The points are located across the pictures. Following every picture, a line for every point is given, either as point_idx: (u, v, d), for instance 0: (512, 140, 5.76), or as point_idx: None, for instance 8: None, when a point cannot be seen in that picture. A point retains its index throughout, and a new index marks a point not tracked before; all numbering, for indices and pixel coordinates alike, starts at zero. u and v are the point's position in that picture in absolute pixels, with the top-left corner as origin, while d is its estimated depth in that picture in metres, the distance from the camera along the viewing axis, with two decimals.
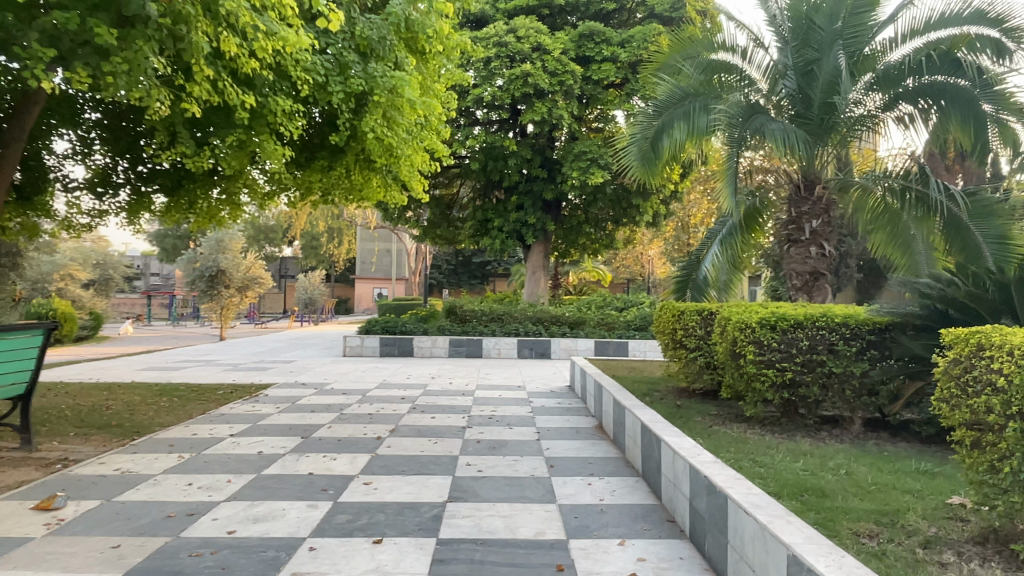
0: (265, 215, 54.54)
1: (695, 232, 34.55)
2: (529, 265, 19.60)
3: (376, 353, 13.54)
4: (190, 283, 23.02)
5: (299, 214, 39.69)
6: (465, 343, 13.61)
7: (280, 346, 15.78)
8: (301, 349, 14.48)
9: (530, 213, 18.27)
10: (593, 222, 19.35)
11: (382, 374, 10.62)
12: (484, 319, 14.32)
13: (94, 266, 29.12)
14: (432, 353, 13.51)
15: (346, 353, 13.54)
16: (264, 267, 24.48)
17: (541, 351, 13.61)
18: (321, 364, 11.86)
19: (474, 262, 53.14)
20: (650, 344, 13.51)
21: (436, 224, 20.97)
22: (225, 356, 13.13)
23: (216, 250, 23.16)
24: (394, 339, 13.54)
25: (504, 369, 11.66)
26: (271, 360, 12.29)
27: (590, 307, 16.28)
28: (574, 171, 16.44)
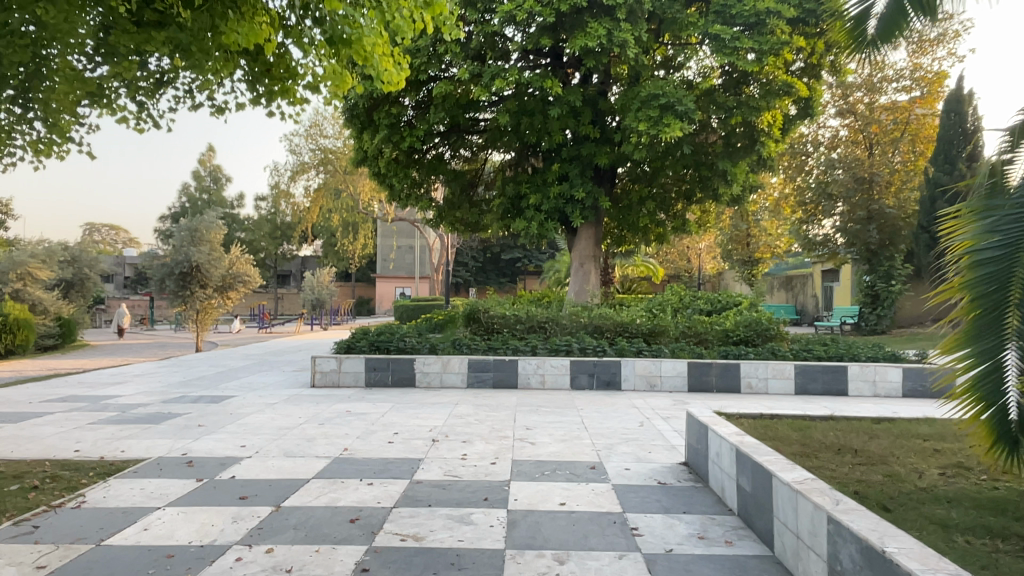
0: (279, 211, 50.84)
1: (756, 220, 30.02)
2: (575, 256, 14.99)
3: (359, 383, 9.00)
4: (159, 282, 18.90)
5: (311, 206, 35.87)
6: (490, 368, 8.97)
7: (238, 367, 11.39)
8: (260, 375, 10.14)
9: (577, 186, 13.84)
10: (658, 198, 14.78)
11: (348, 432, 6.15)
12: (520, 329, 10.19)
13: (67, 264, 25.11)
14: (443, 382, 8.96)
15: (314, 384, 9.03)
16: (251, 263, 20.35)
17: (609, 380, 8.89)
18: (263, 408, 7.45)
19: (503, 259, 49.20)
20: (774, 367, 8.78)
21: (455, 204, 16.50)
22: (136, 389, 8.84)
23: (188, 242, 19.01)
24: (386, 358, 8.99)
25: (554, 413, 7.16)
26: (192, 401, 7.94)
27: (664, 310, 11.70)
28: (638, 123, 12.00)
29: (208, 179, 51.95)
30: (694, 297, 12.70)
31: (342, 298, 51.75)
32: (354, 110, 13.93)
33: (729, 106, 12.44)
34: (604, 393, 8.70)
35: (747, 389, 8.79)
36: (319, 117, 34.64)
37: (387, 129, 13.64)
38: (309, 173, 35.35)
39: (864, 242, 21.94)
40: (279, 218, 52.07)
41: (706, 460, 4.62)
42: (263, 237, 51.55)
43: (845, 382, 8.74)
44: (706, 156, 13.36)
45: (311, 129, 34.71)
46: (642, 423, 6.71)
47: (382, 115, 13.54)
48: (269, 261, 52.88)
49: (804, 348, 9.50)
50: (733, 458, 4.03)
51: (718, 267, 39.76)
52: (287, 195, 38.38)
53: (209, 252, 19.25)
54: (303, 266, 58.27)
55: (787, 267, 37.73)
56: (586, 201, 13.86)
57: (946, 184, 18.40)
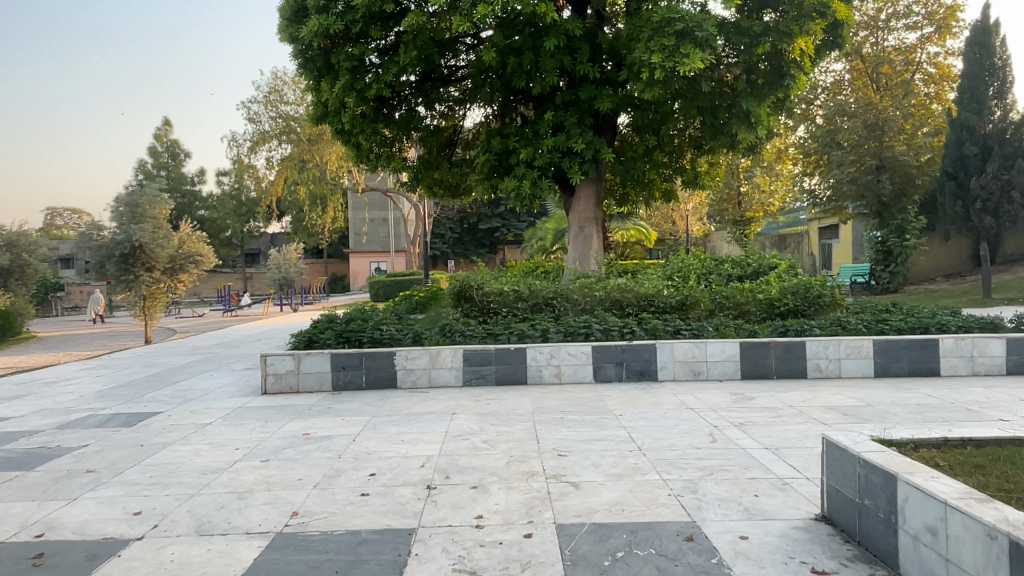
0: (243, 186, 48.09)
1: (749, 176, 28.23)
2: (574, 219, 13.01)
3: (324, 388, 7.04)
4: (97, 266, 16.65)
5: (275, 178, 33.36)
6: (491, 361, 7.05)
7: (179, 366, 9.34)
8: (200, 379, 8.12)
9: (575, 136, 11.89)
10: (666, 147, 12.89)
11: (300, 477, 4.21)
12: (521, 309, 8.37)
13: (4, 249, 21.99)
14: (433, 382, 7.05)
15: (265, 391, 7.02)
16: (205, 240, 18.20)
17: (642, 370, 7.04)
18: (189, 433, 5.47)
19: (480, 229, 47.37)
20: (847, 344, 7.01)
21: (432, 165, 14.38)
22: (32, 404, 6.79)
23: (128, 220, 16.71)
24: (358, 354, 7.02)
25: (586, 423, 5.28)
26: (98, 423, 5.93)
27: (688, 277, 9.88)
28: (650, 54, 10.09)
29: (166, 155, 48.92)
30: (718, 260, 10.93)
31: (314, 275, 49.40)
32: (308, 54, 11.64)
33: (757, 32, 10.58)
34: (637, 387, 6.85)
35: (815, 374, 7.03)
36: (278, 82, 31.98)
37: (349, 75, 11.45)
38: (271, 143, 32.78)
39: (876, 195, 20.30)
40: (243, 194, 49.33)
41: (894, 532, 2.77)
42: (228, 214, 48.84)
43: (936, 359, 6.99)
44: (722, 97, 11.65)
45: (270, 94, 32.03)
46: (714, 438, 4.87)
47: (341, 57, 11.34)
48: (235, 239, 50.20)
49: (873, 317, 7.74)
50: (1007, 561, 2.14)
51: (705, 229, 38.16)
52: (250, 169, 35.81)
53: (154, 230, 17.00)
54: (271, 243, 55.73)
55: (779, 225, 36.27)
56: (586, 153, 11.94)
57: (974, 125, 16.80)
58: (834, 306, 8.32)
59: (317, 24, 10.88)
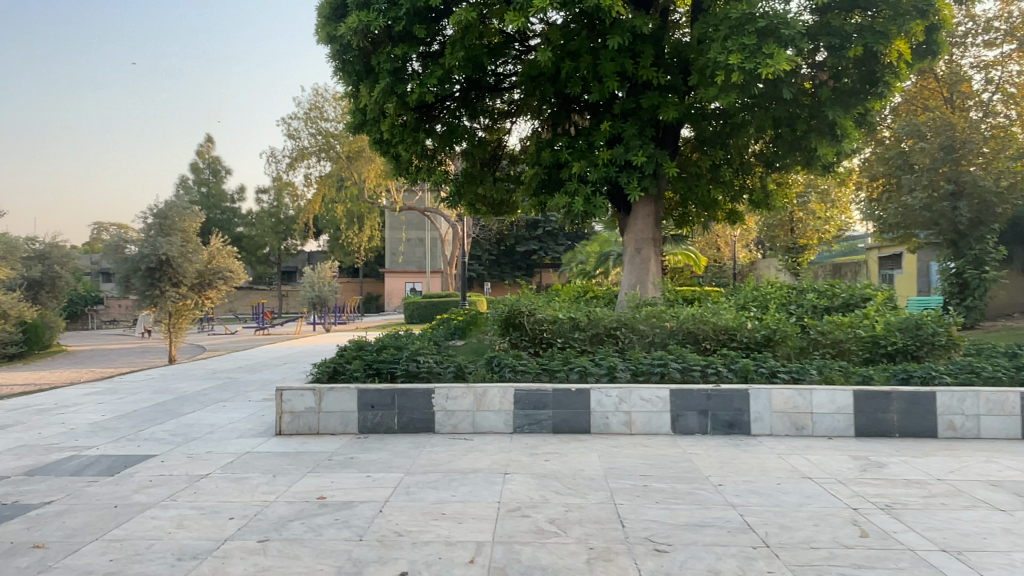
0: (282, 204, 48.01)
1: (804, 202, 26.79)
2: (629, 241, 11.81)
3: (349, 430, 5.93)
4: (124, 280, 15.98)
5: (312, 196, 32.80)
6: (547, 405, 5.88)
7: (192, 393, 8.38)
8: (211, 412, 7.10)
9: (634, 148, 10.76)
10: (735, 162, 11.69)
11: (307, 572, 3.08)
12: (579, 341, 7.23)
13: (37, 260, 21.54)
14: (478, 428, 5.90)
15: (280, 431, 5.94)
16: (236, 255, 17.47)
17: (732, 421, 5.81)
18: (178, 489, 4.38)
19: (517, 251, 46.46)
20: (988, 396, 5.69)
21: (476, 179, 13.36)
22: (10, 437, 5.79)
23: (157, 232, 16.02)
24: (390, 391, 5.91)
25: (682, 499, 4.08)
26: (76, 468, 4.89)
27: (766, 308, 8.64)
28: (726, 55, 8.99)
29: (207, 172, 49.14)
30: (798, 289, 9.67)
31: (349, 295, 48.93)
32: (347, 55, 10.77)
33: (848, 32, 9.42)
34: (727, 443, 5.60)
35: (948, 433, 5.72)
36: (320, 99, 31.62)
37: (390, 78, 10.55)
38: (310, 160, 32.26)
39: (950, 223, 18.76)
40: (282, 212, 49.19)
41: None
42: (267, 231, 48.67)
43: None
44: (801, 109, 10.48)
45: (311, 111, 31.70)
46: (862, 532, 3.61)
47: (381, 58, 10.45)
48: (272, 257, 50.01)
49: (1009, 364, 6.41)
50: None
51: (751, 257, 36.54)
52: (289, 186, 35.46)
53: (183, 243, 16.28)
54: (308, 261, 55.53)
55: (832, 253, 34.57)
56: (647, 167, 10.80)
57: None
58: (949, 346, 7.05)
59: (357, 21, 10.02)
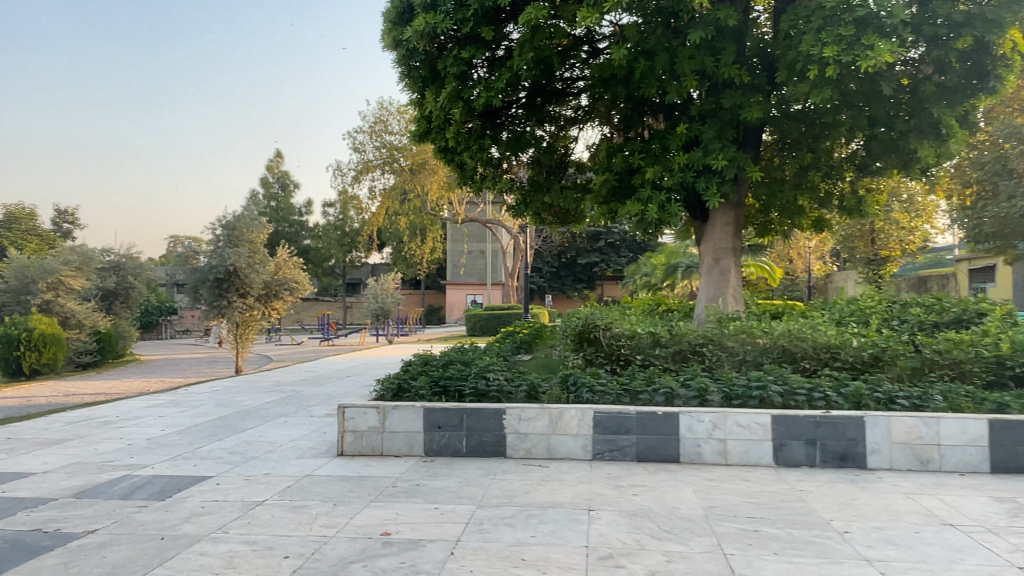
0: (347, 216, 48.71)
1: (885, 211, 25.30)
2: (707, 251, 11.11)
3: (413, 452, 5.46)
4: (193, 291, 16.11)
5: (376, 209, 32.91)
6: (631, 431, 5.29)
7: (253, 406, 8.11)
8: (271, 428, 6.77)
9: (713, 151, 10.09)
10: (823, 166, 10.87)
11: None
12: (661, 358, 6.63)
13: (113, 271, 22.13)
14: (554, 453, 5.34)
15: (341, 452, 5.52)
16: (301, 266, 17.45)
17: (844, 453, 5.13)
18: (231, 518, 3.99)
19: (579, 263, 45.78)
20: None
21: (542, 187, 12.87)
22: (68, 452, 5.57)
23: (225, 243, 16.11)
24: (458, 410, 5.42)
25: (805, 550, 3.45)
26: (127, 489, 4.57)
27: (867, 323, 7.84)
28: (820, 47, 8.29)
29: (276, 186, 50.35)
30: (898, 304, 8.80)
31: (411, 307, 49.16)
32: (412, 60, 10.48)
33: (957, 21, 8.58)
34: (841, 478, 4.90)
35: None
36: (384, 113, 31.84)
37: (456, 82, 10.21)
38: (374, 173, 32.44)
39: None
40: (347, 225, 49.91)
41: None
42: (332, 244, 49.32)
43: None
44: (898, 107, 9.64)
45: (376, 124, 31.94)
46: None
47: (448, 62, 10.13)
48: (337, 269, 50.72)
49: None
50: None
51: (826, 269, 34.86)
52: (353, 199, 35.81)
53: (250, 254, 16.34)
54: (371, 274, 56.16)
55: (915, 266, 32.63)
56: (728, 171, 10.11)
57: None
58: None
59: (423, 23, 9.73)
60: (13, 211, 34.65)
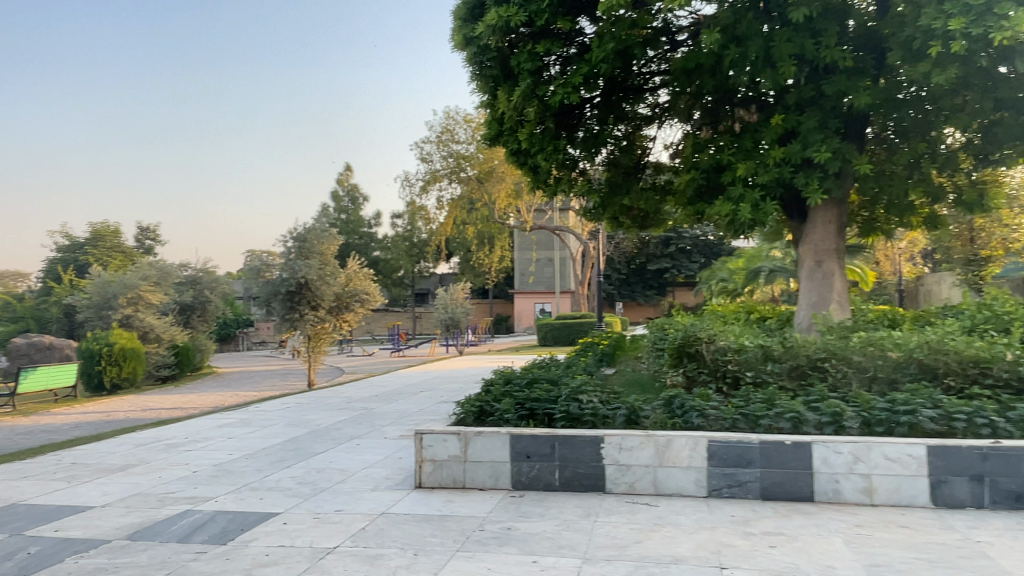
0: (415, 228, 48.96)
1: None
2: (807, 252, 10.15)
3: (500, 485, 4.81)
4: (265, 304, 16.04)
5: (444, 218, 32.70)
6: (754, 463, 4.52)
7: (324, 427, 7.66)
8: (343, 452, 6.27)
9: (815, 143, 9.12)
10: (939, 157, 9.73)
11: None
12: (776, 375, 5.84)
13: (190, 286, 22.53)
14: (662, 488, 4.61)
15: (419, 484, 4.93)
16: (371, 277, 17.19)
17: (1021, 492, 4.22)
18: (299, 570, 3.42)
19: (650, 270, 44.58)
20: None
21: (620, 189, 12.03)
22: (131, 481, 5.18)
23: (296, 256, 15.97)
24: (549, 438, 4.73)
25: None
26: (187, 528, 4.08)
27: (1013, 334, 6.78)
28: (944, 20, 7.33)
29: (346, 200, 51.05)
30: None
31: (479, 316, 49.03)
32: (484, 58, 9.94)
33: None
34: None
35: None
36: (451, 122, 31.62)
37: (530, 79, 9.61)
38: (441, 182, 32.24)
39: None
40: (415, 236, 50.11)
41: None
42: (401, 255, 49.60)
43: None
44: None
45: (443, 134, 31.73)
46: None
47: (522, 57, 9.54)
48: (406, 280, 50.98)
49: None
50: None
51: (918, 271, 32.68)
52: (421, 210, 35.77)
53: (321, 266, 16.16)
54: (439, 284, 56.29)
55: None
56: (832, 164, 9.12)
57: None
58: None
59: (496, 18, 9.20)
60: (99, 229, 36.11)
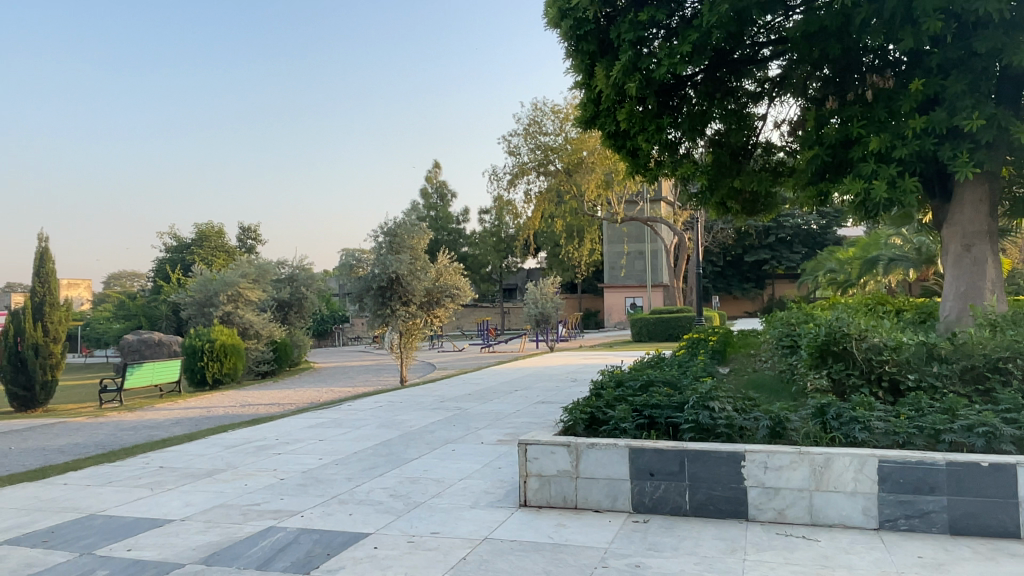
0: (503, 223, 48.73)
1: None
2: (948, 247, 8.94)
3: (619, 506, 4.12)
4: (357, 300, 15.94)
5: (532, 212, 32.14)
6: (939, 489, 3.64)
7: (417, 429, 7.17)
8: (437, 459, 5.72)
9: (964, 110, 7.83)
10: None
11: None
12: (946, 379, 4.87)
13: (286, 283, 22.92)
14: (819, 518, 3.81)
15: (524, 503, 4.30)
16: (462, 272, 16.80)
17: None
18: None
19: (747, 261, 42.56)
20: None
21: (731, 170, 11.01)
22: (215, 490, 4.80)
23: (387, 251, 15.78)
24: (677, 454, 4.01)
25: None
26: (267, 551, 3.59)
27: None
28: None
29: (435, 196, 51.40)
30: None
31: (569, 311, 48.32)
32: (581, 32, 9.23)
33: None
34: None
35: None
36: (538, 113, 30.98)
37: (632, 51, 8.82)
38: (530, 176, 31.69)
39: None
40: (502, 231, 49.87)
41: None
42: (489, 251, 49.49)
43: None
44: None
45: (530, 126, 31.16)
46: None
47: (622, 27, 8.77)
48: (494, 276, 50.87)
49: None
50: None
51: None
52: (509, 204, 35.37)
53: (412, 261, 15.89)
54: (527, 279, 55.92)
55: None
56: (985, 134, 7.80)
57: None
58: None
59: None
60: (204, 230, 37.73)
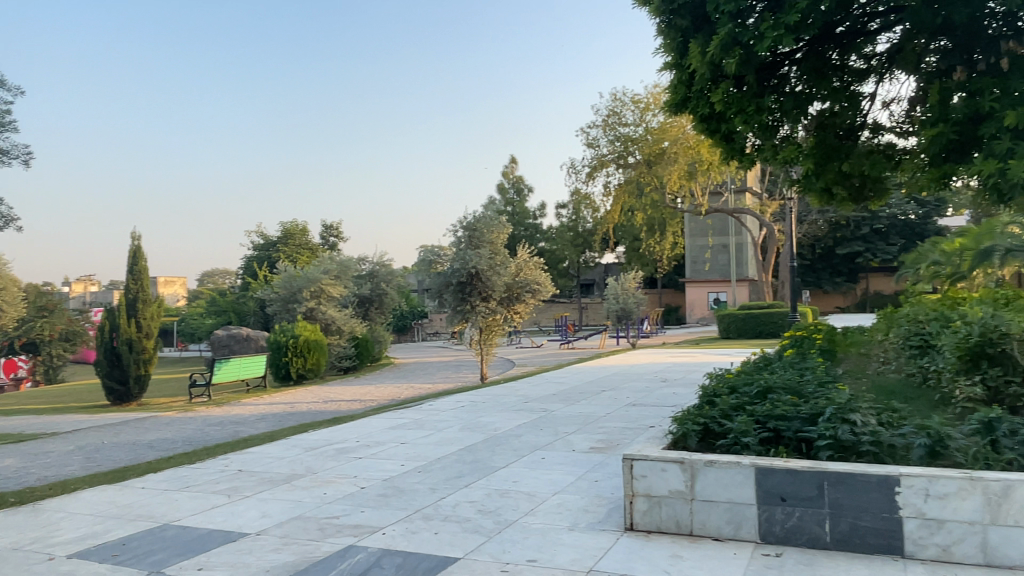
0: (580, 217, 48.04)
1: None
2: None
3: (743, 535, 3.55)
4: (437, 296, 15.74)
5: (612, 206, 31.35)
6: None
7: (502, 433, 6.76)
8: (527, 468, 5.28)
9: None
10: None
11: None
12: None
13: (367, 279, 23.08)
14: (997, 558, 3.14)
15: (630, 526, 3.79)
16: (542, 267, 16.35)
17: None
18: None
19: (839, 254, 40.36)
20: None
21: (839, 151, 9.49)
22: (294, 498, 4.50)
23: (466, 245, 15.49)
24: (814, 476, 3.40)
25: None
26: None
27: None
28: None
29: (512, 191, 51.18)
30: None
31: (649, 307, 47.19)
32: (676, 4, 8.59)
33: None
34: None
35: None
36: (618, 104, 30.15)
37: (732, 24, 8.14)
38: (609, 168, 30.89)
39: None
40: (580, 225, 49.17)
41: None
42: (566, 245, 48.90)
43: None
44: None
45: (610, 117, 30.37)
46: None
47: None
48: (572, 271, 50.26)
49: None
50: None
51: None
52: (587, 198, 34.64)
53: (492, 256, 15.53)
54: (606, 274, 55.04)
55: None
56: None
57: None
58: None
59: None
60: (290, 228, 38.75)
